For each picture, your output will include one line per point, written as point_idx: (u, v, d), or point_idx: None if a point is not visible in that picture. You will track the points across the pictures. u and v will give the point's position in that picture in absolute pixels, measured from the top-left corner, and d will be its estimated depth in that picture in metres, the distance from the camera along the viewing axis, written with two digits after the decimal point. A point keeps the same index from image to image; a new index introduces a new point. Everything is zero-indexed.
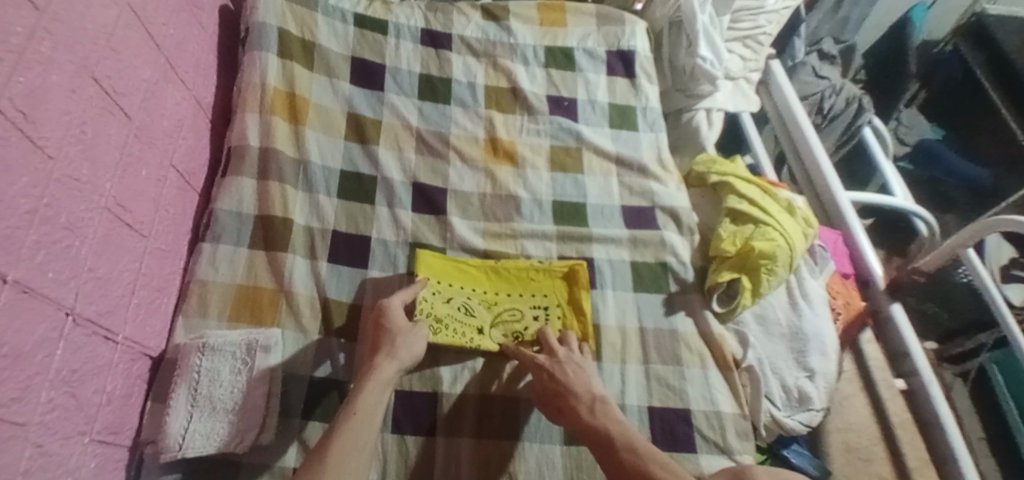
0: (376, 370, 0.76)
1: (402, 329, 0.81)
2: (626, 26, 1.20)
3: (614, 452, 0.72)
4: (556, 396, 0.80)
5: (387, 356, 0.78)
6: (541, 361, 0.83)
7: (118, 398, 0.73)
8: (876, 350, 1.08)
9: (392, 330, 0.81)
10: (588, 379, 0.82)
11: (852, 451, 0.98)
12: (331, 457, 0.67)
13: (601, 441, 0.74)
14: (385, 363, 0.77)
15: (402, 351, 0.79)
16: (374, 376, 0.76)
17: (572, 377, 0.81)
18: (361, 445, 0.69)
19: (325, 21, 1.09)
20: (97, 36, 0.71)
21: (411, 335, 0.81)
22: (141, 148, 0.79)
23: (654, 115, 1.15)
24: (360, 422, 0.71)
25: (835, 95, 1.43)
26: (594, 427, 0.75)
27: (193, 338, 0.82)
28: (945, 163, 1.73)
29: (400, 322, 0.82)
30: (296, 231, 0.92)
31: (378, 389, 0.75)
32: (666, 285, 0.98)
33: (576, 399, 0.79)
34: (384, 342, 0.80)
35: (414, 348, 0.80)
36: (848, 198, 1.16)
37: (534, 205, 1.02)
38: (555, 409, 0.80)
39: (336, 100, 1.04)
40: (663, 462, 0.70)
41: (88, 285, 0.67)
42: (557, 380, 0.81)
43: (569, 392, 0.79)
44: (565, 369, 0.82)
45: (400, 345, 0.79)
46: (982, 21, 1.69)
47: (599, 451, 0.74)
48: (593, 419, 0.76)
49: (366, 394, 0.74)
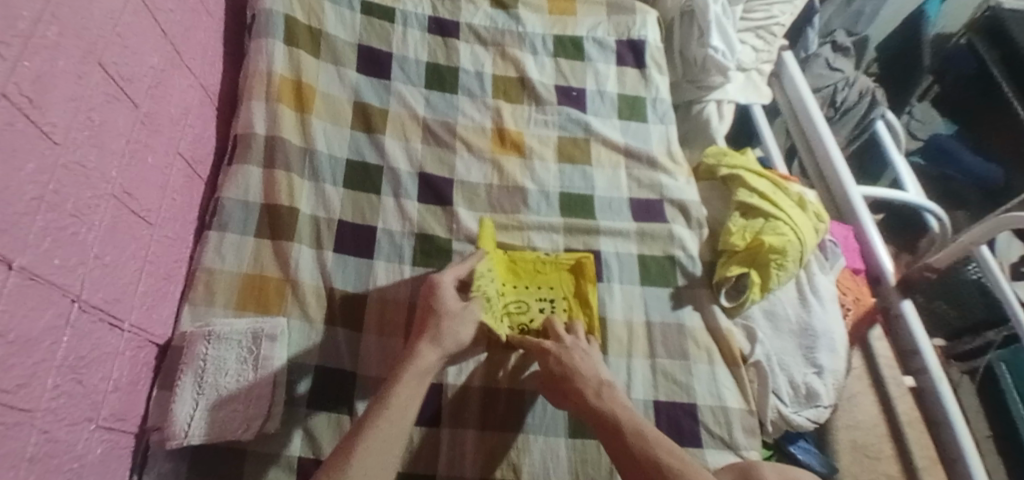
0: (419, 358, 0.76)
1: (452, 312, 0.80)
2: (637, 16, 1.19)
3: (622, 436, 0.71)
4: (561, 382, 0.80)
5: (430, 343, 0.78)
6: (547, 346, 0.83)
7: (125, 385, 0.73)
8: (886, 347, 1.07)
9: (440, 312, 0.80)
10: (596, 365, 0.81)
11: (860, 448, 0.98)
12: (360, 451, 0.67)
13: (609, 425, 0.73)
14: (429, 350, 0.77)
15: (446, 338, 0.79)
16: (414, 364, 0.76)
17: (579, 362, 0.81)
18: (393, 438, 0.69)
19: (332, 8, 1.07)
20: (104, 22, 0.70)
21: (460, 320, 0.80)
22: (148, 135, 0.79)
23: (665, 107, 1.14)
24: (394, 415, 0.71)
25: (848, 88, 1.41)
26: (603, 412, 0.75)
27: (199, 325, 0.82)
28: (958, 159, 1.72)
29: (451, 304, 0.81)
30: (303, 220, 0.92)
31: (416, 381, 0.74)
32: (673, 279, 0.97)
33: (584, 383, 0.78)
34: (430, 326, 0.79)
35: (461, 333, 0.80)
36: (859, 193, 1.15)
37: (541, 197, 1.02)
38: (562, 396, 0.80)
39: (343, 89, 1.03)
40: (673, 450, 0.68)
41: (94, 273, 0.67)
42: (560, 367, 0.81)
43: (578, 377, 0.79)
44: (568, 353, 0.82)
45: (446, 331, 0.79)
46: (997, 15, 1.64)
47: (608, 436, 0.73)
48: (597, 404, 0.76)
49: (405, 384, 0.74)
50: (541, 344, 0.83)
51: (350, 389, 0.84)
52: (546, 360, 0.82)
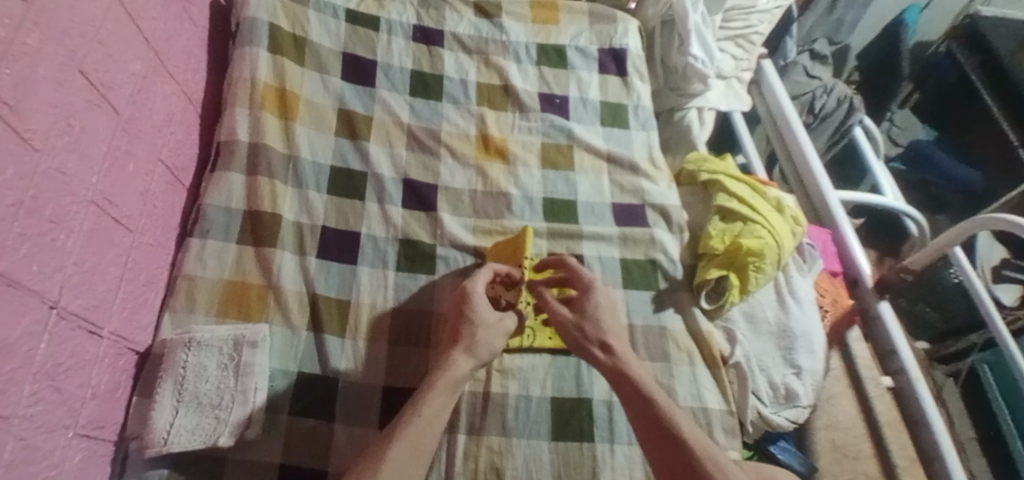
0: (455, 365, 0.77)
1: (486, 323, 0.82)
2: (619, 25, 1.20)
3: (641, 392, 0.73)
4: (595, 337, 0.80)
5: (465, 352, 0.78)
6: (598, 290, 0.85)
7: (103, 393, 0.73)
8: (864, 349, 1.07)
9: (474, 322, 0.81)
10: (613, 312, 0.84)
11: (839, 448, 0.98)
12: (390, 458, 0.66)
13: (626, 386, 0.75)
14: (463, 359, 0.78)
15: (481, 347, 0.79)
16: (451, 373, 0.76)
17: (600, 309, 0.83)
18: (424, 444, 0.69)
19: (317, 17, 1.08)
20: (85, 29, 0.71)
21: (493, 331, 0.81)
22: (129, 142, 0.79)
23: (646, 114, 1.16)
24: (427, 422, 0.71)
25: (827, 94, 1.44)
26: (619, 366, 0.77)
27: (179, 332, 0.81)
28: (938, 166, 1.74)
29: (486, 315, 0.82)
30: (285, 225, 0.92)
31: (450, 392, 0.75)
32: (655, 282, 0.98)
33: (616, 339, 0.80)
34: (464, 335, 0.80)
35: (491, 346, 0.80)
36: (837, 197, 1.17)
37: (524, 202, 1.03)
38: (595, 346, 0.80)
39: (328, 95, 1.04)
40: (698, 436, 0.68)
41: (73, 278, 0.67)
42: (589, 314, 0.83)
43: (610, 333, 0.81)
44: (602, 294, 0.85)
45: (481, 340, 0.80)
46: (976, 24, 1.75)
47: (627, 391, 0.75)
48: (624, 366, 0.77)
49: (436, 394, 0.74)
50: (594, 286, 0.85)
51: (333, 395, 0.84)
52: (586, 299, 0.84)
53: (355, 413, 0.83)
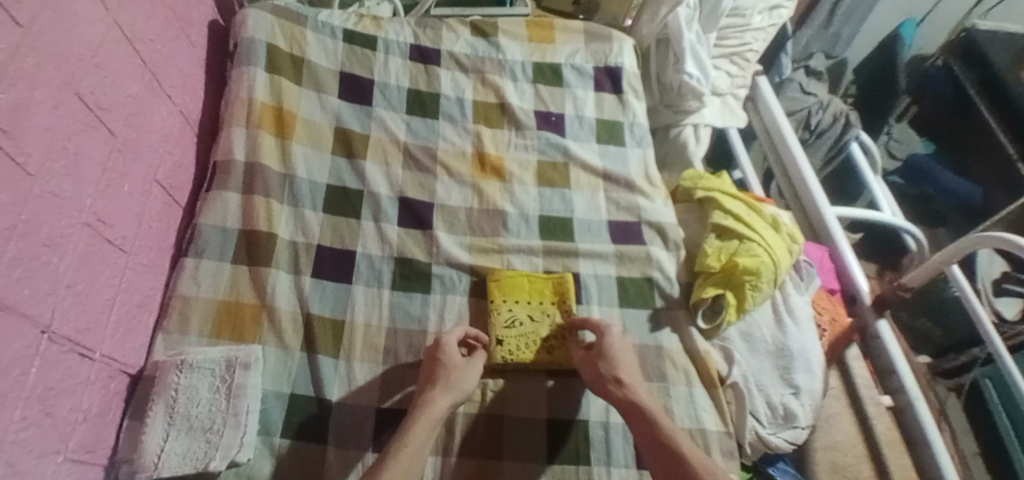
0: (433, 402, 0.77)
1: (457, 365, 0.82)
2: (614, 43, 1.21)
3: (650, 422, 0.75)
4: (609, 374, 0.81)
5: (443, 390, 0.78)
6: (612, 331, 0.86)
7: (95, 416, 0.72)
8: (863, 367, 1.06)
9: (446, 364, 0.81)
10: (629, 353, 0.85)
11: (839, 469, 0.96)
12: None
13: (638, 413, 0.77)
14: (440, 396, 0.78)
15: (458, 387, 0.79)
16: (429, 410, 0.76)
17: (618, 350, 0.84)
18: (413, 470, 0.70)
19: (315, 37, 1.09)
20: (82, 52, 0.71)
21: (466, 371, 0.82)
22: (126, 163, 0.79)
23: (642, 131, 1.16)
24: (409, 453, 0.71)
25: (822, 111, 1.43)
26: (633, 399, 0.78)
27: (172, 354, 0.81)
28: (936, 179, 1.78)
29: (455, 357, 0.83)
30: (280, 245, 0.92)
31: (430, 427, 0.74)
32: (652, 301, 0.97)
33: (628, 375, 0.81)
34: (439, 375, 0.80)
35: (467, 381, 0.81)
36: (834, 214, 1.16)
37: (520, 219, 1.03)
38: (609, 383, 0.80)
39: (325, 115, 1.05)
40: (709, 465, 0.69)
41: (66, 302, 0.66)
42: (604, 353, 0.83)
43: (623, 370, 0.82)
44: (618, 339, 0.85)
45: (455, 380, 0.80)
46: (973, 39, 1.74)
47: (636, 421, 0.76)
48: (634, 396, 0.79)
49: (417, 427, 0.74)
50: (608, 327, 0.87)
51: (324, 419, 0.83)
52: (602, 340, 0.85)
53: (345, 438, 0.82)
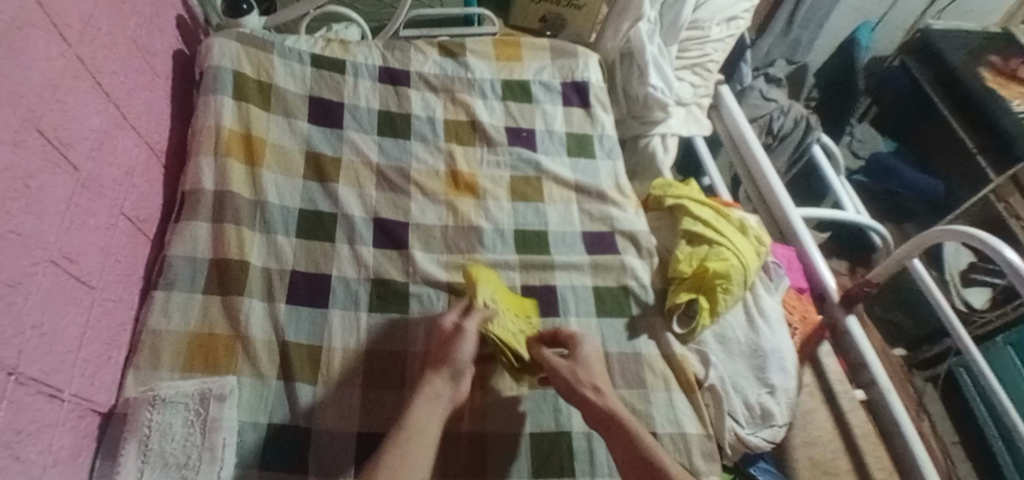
0: (432, 383, 0.82)
1: (450, 338, 0.86)
2: (579, 59, 1.24)
3: (625, 432, 0.78)
4: (589, 382, 0.83)
5: (441, 371, 0.83)
6: (586, 342, 0.89)
7: (65, 458, 0.70)
8: (835, 363, 1.08)
9: (444, 346, 0.85)
10: (599, 371, 0.86)
11: (818, 464, 0.97)
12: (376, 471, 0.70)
13: (618, 429, 0.78)
14: (437, 377, 0.82)
15: (459, 369, 0.84)
16: (428, 390, 0.81)
17: (592, 362, 0.86)
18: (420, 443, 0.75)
19: (282, 62, 1.09)
20: (41, 88, 0.71)
21: (462, 345, 0.85)
22: (90, 198, 0.78)
23: (611, 143, 1.18)
24: (411, 434, 0.75)
25: (784, 115, 1.48)
26: (607, 407, 0.81)
27: (143, 390, 0.79)
28: (900, 175, 1.83)
29: (447, 333, 0.87)
30: (253, 273, 0.91)
31: (432, 406, 0.80)
32: (628, 308, 0.99)
33: (603, 384, 0.84)
34: (439, 356, 0.85)
35: (464, 354, 0.84)
36: (799, 213, 1.20)
37: (496, 235, 1.03)
38: (585, 388, 0.83)
39: (295, 139, 1.05)
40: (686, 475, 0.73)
41: (30, 343, 0.65)
42: (580, 361, 0.86)
43: (599, 378, 0.84)
44: (589, 345, 0.89)
45: (454, 357, 0.84)
46: (928, 37, 1.81)
47: (614, 440, 0.78)
48: (611, 407, 0.81)
49: (417, 409, 0.78)
50: (580, 338, 0.89)
51: (305, 447, 0.82)
52: (578, 351, 0.88)
53: (327, 464, 0.81)
